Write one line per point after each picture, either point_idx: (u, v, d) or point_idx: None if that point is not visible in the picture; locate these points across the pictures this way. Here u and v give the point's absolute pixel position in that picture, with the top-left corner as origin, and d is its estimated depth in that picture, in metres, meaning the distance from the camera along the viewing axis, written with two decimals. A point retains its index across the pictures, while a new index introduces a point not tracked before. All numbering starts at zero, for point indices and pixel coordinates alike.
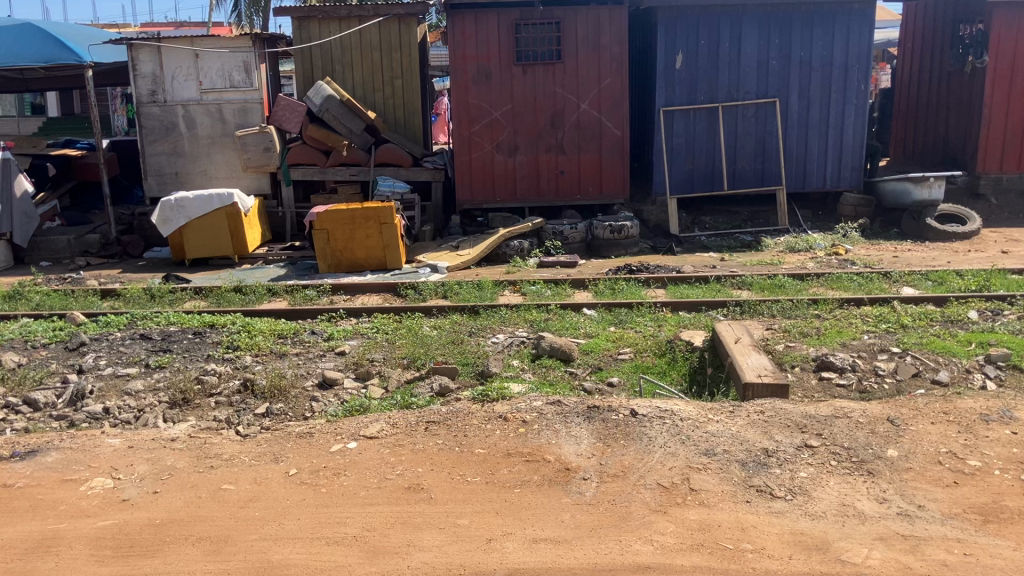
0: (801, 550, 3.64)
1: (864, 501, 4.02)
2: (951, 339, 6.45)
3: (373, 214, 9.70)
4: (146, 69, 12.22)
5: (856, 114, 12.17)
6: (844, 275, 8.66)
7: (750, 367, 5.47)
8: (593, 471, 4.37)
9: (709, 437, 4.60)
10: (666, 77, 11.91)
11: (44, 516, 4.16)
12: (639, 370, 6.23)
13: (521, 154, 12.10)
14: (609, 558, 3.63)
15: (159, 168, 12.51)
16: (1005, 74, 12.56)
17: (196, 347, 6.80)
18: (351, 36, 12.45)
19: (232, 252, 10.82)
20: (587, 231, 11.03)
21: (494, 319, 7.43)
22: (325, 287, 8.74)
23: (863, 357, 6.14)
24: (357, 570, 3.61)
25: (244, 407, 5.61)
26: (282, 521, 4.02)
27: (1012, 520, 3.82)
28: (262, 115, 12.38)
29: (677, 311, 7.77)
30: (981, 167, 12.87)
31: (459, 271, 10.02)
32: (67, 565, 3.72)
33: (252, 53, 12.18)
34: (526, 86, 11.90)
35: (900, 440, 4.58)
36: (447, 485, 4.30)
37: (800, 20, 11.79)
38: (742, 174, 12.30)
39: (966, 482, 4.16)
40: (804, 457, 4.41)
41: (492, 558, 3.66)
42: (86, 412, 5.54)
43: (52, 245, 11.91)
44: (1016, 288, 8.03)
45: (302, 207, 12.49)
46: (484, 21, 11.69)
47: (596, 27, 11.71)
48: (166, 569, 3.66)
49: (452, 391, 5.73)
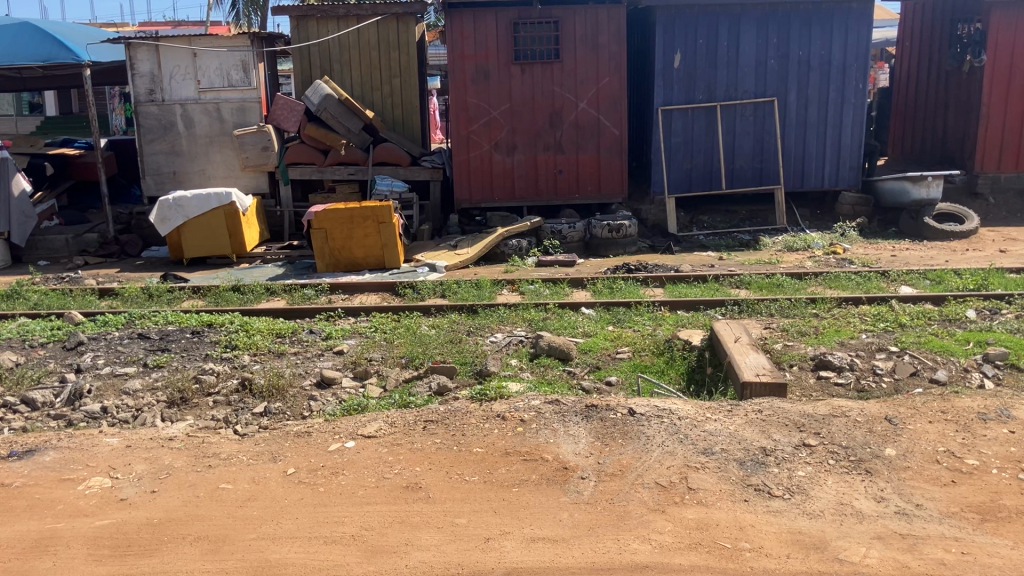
0: (799, 549, 3.64)
1: (862, 500, 4.02)
2: (949, 338, 6.46)
3: (372, 213, 9.69)
4: (144, 68, 12.19)
5: (854, 113, 12.17)
6: (842, 274, 8.66)
7: (749, 366, 5.48)
8: (591, 470, 4.37)
9: (707, 436, 4.60)
10: (665, 76, 11.92)
11: (42, 516, 4.15)
12: (637, 369, 6.23)
13: (519, 153, 12.10)
14: (607, 557, 3.62)
15: (157, 168, 12.49)
16: (1002, 73, 12.58)
17: (195, 346, 6.79)
18: (350, 35, 12.44)
19: (230, 251, 10.81)
20: (586, 231, 11.04)
21: (492, 318, 7.43)
22: (323, 287, 8.73)
23: (861, 356, 6.14)
24: (356, 569, 3.61)
25: (242, 407, 5.60)
26: (280, 521, 4.01)
27: (1010, 519, 3.83)
28: (260, 115, 12.37)
29: (675, 310, 7.76)
30: (979, 166, 12.89)
31: (458, 270, 10.02)
32: (65, 565, 3.72)
33: (251, 52, 12.17)
34: (524, 85, 11.90)
35: (898, 439, 4.58)
36: (445, 485, 4.30)
37: (799, 19, 11.79)
38: (741, 173, 12.31)
39: (963, 481, 4.17)
40: (802, 456, 4.41)
41: (491, 558, 3.65)
42: (84, 411, 5.54)
43: (50, 244, 11.90)
44: (1013, 286, 8.04)
45: (301, 207, 12.48)
46: (483, 20, 11.68)
47: (595, 27, 11.71)
48: (164, 568, 3.66)
49: (450, 390, 5.72)
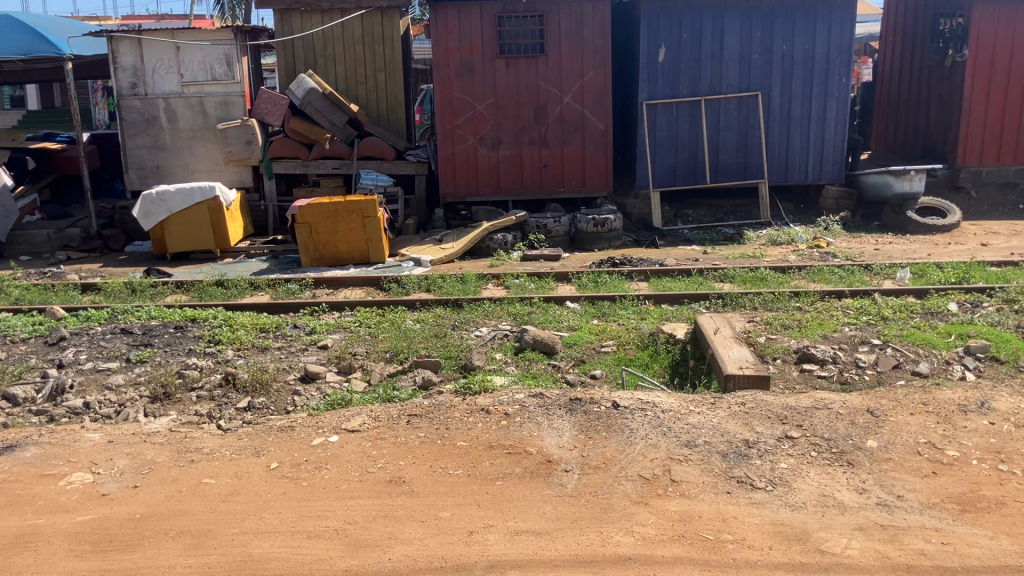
0: (781, 540, 3.67)
1: (844, 492, 4.05)
2: (931, 331, 6.51)
3: (356, 208, 9.65)
4: (126, 61, 12.08)
5: (837, 107, 12.22)
6: (825, 268, 8.71)
7: (732, 359, 5.50)
8: (575, 463, 4.38)
9: (690, 428, 4.62)
10: (649, 70, 11.95)
11: (22, 512, 4.12)
12: (622, 362, 6.27)
13: (505, 147, 12.09)
14: (590, 550, 3.64)
15: (140, 163, 12.41)
16: (984, 67, 12.68)
17: (178, 340, 6.77)
18: (334, 29, 12.37)
19: (214, 247, 10.74)
20: (571, 225, 11.08)
21: (479, 313, 7.43)
22: (308, 281, 8.72)
23: (844, 349, 6.18)
24: (339, 563, 3.60)
25: (226, 402, 5.57)
26: (263, 515, 4.01)
27: (989, 509, 3.87)
28: (244, 109, 12.29)
29: (660, 303, 7.82)
30: (961, 160, 12.97)
31: (443, 264, 10.00)
32: (46, 561, 3.69)
33: (234, 46, 12.07)
34: (509, 79, 11.88)
35: (880, 431, 4.62)
36: (429, 478, 4.29)
37: (782, 14, 11.81)
38: (725, 167, 12.36)
39: (943, 472, 4.21)
40: (784, 448, 4.43)
41: (473, 551, 3.66)
42: (66, 406, 5.49)
43: (32, 239, 11.77)
44: (995, 280, 8.12)
45: (285, 201, 12.44)
46: (467, 14, 11.66)
47: (580, 20, 11.69)
48: (146, 564, 3.64)
49: (435, 383, 5.72)
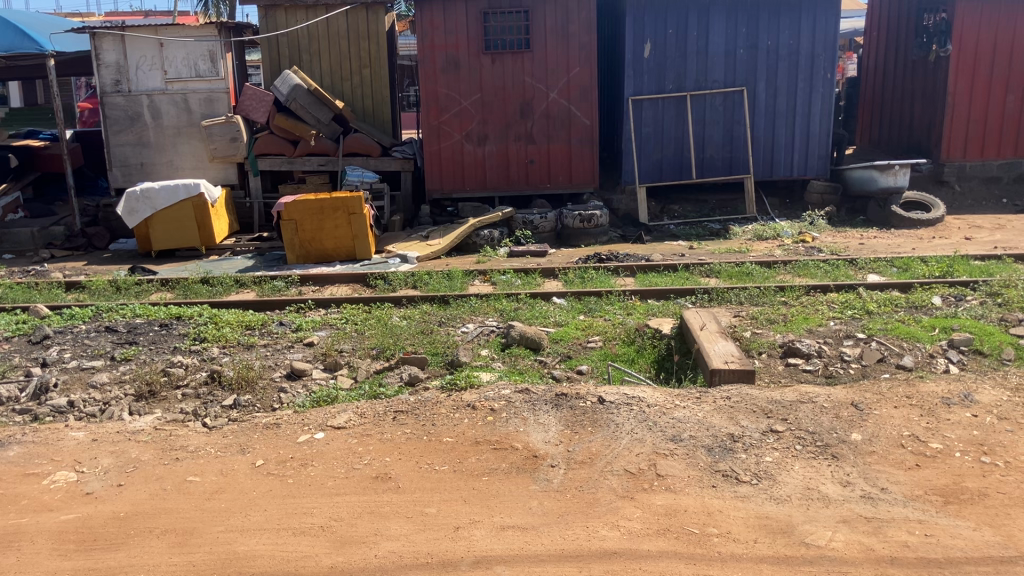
0: (766, 533, 3.69)
1: (829, 484, 4.07)
2: (915, 325, 6.54)
3: (342, 204, 9.66)
4: (109, 58, 11.97)
5: (821, 103, 12.25)
6: (810, 262, 8.76)
7: (717, 353, 5.52)
8: (560, 458, 4.39)
9: (675, 422, 4.64)
10: (635, 67, 11.97)
11: (6, 511, 4.09)
12: (608, 357, 6.28)
13: (490, 143, 12.08)
14: (576, 544, 3.65)
15: (125, 159, 12.33)
16: (968, 62, 12.73)
17: (163, 338, 6.73)
18: (319, 25, 12.32)
19: (199, 243, 10.68)
20: (557, 221, 11.09)
21: (464, 310, 7.40)
22: (293, 279, 8.73)
23: (829, 343, 6.22)
24: (324, 560, 3.59)
25: (211, 399, 5.54)
26: (248, 513, 3.99)
27: (971, 501, 3.91)
28: (228, 105, 12.22)
29: (645, 298, 7.83)
30: (945, 155, 13.08)
31: (429, 261, 9.98)
32: (29, 560, 3.66)
33: (218, 42, 11.99)
34: (494, 75, 11.86)
35: (864, 424, 4.65)
36: (415, 475, 4.28)
37: (767, 9, 11.84)
38: (711, 163, 12.40)
39: (927, 465, 4.24)
40: (769, 442, 4.45)
41: (460, 547, 3.66)
42: (50, 406, 5.45)
43: (16, 237, 11.69)
44: (978, 273, 8.19)
45: (270, 198, 12.38)
46: (452, 10, 11.65)
47: (565, 16, 11.68)
48: (129, 563, 3.62)
49: (420, 380, 5.73)
